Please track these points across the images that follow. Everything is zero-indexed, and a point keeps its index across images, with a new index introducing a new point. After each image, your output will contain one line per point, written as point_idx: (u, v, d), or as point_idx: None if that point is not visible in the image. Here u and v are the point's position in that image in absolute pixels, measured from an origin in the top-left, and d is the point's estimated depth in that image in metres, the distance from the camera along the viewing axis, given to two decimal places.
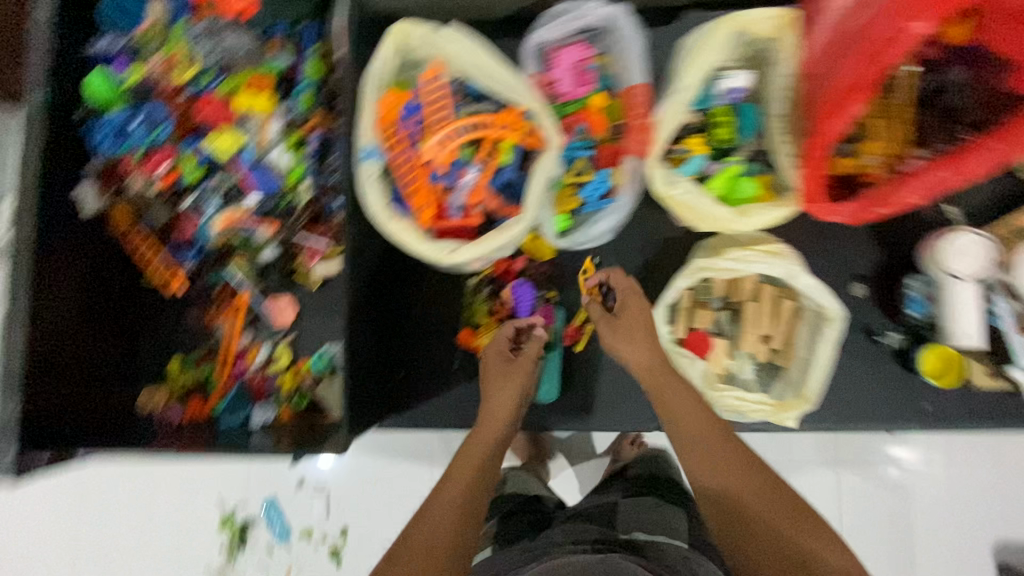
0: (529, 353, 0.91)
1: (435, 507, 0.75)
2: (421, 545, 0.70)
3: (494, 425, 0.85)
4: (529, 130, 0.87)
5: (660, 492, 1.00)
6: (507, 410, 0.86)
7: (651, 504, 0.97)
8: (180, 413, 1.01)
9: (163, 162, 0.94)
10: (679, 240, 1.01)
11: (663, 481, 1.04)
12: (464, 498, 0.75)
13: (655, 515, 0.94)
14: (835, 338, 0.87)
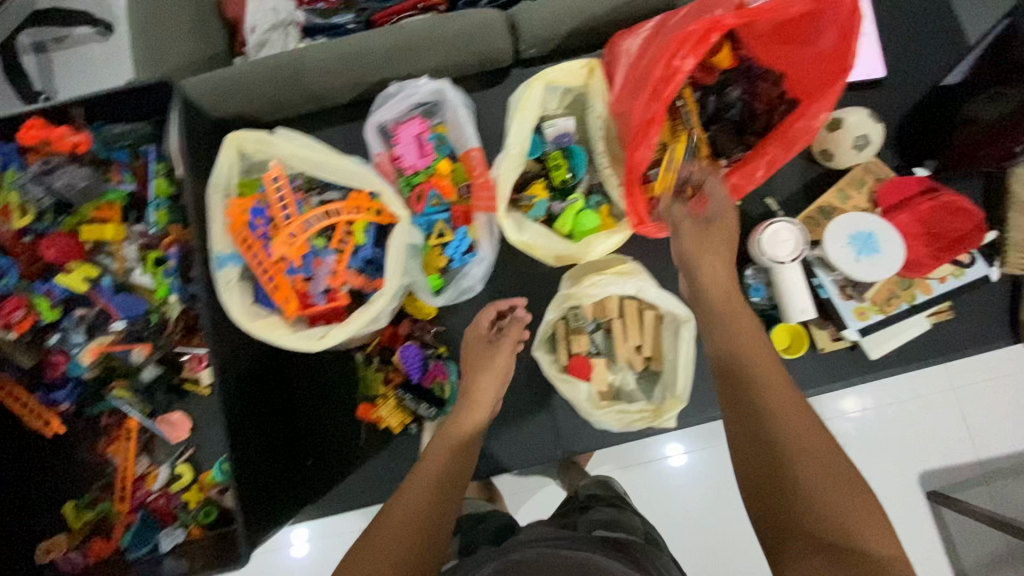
0: (511, 335, 0.92)
1: (403, 508, 0.68)
2: (406, 507, 0.69)
3: (474, 410, 0.86)
4: (378, 208, 0.93)
5: (611, 503, 1.00)
6: (488, 397, 0.87)
7: (605, 512, 0.96)
8: (82, 556, 0.96)
9: (14, 309, 0.91)
10: (547, 275, 1.09)
11: (610, 496, 1.03)
12: (445, 467, 0.76)
13: (609, 516, 0.94)
14: (690, 338, 0.96)
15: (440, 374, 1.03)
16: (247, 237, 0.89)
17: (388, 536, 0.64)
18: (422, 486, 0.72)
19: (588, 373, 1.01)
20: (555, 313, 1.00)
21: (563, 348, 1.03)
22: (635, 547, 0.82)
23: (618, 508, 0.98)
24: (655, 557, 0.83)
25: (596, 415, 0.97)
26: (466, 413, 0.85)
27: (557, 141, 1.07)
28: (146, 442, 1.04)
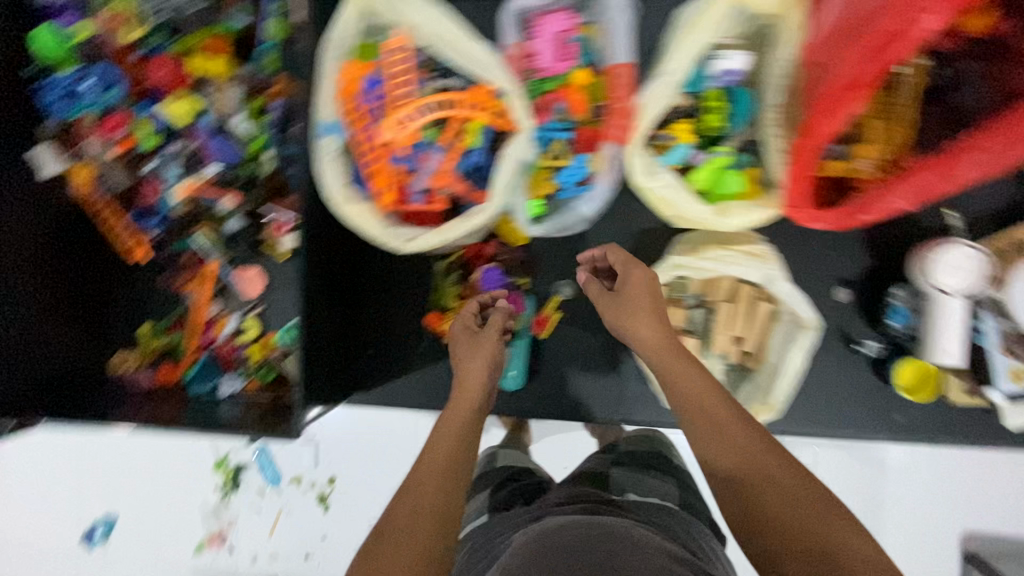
0: (496, 324, 0.82)
1: (417, 490, 0.60)
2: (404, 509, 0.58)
3: (467, 396, 0.73)
4: (499, 111, 0.81)
5: (648, 462, 0.92)
6: (478, 384, 0.75)
7: (638, 474, 0.88)
8: (151, 377, 1.02)
9: (119, 125, 0.91)
10: (660, 232, 0.96)
11: (643, 452, 0.94)
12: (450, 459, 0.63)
13: (646, 480, 0.87)
14: (808, 349, 0.85)
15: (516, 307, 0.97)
16: (354, 110, 0.80)
17: (407, 522, 0.56)
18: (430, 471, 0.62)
19: None
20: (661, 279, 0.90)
21: None
22: (671, 525, 0.75)
23: (654, 470, 0.90)
24: (689, 532, 0.77)
25: None
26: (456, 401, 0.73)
27: (722, 78, 0.89)
28: (221, 289, 1.03)
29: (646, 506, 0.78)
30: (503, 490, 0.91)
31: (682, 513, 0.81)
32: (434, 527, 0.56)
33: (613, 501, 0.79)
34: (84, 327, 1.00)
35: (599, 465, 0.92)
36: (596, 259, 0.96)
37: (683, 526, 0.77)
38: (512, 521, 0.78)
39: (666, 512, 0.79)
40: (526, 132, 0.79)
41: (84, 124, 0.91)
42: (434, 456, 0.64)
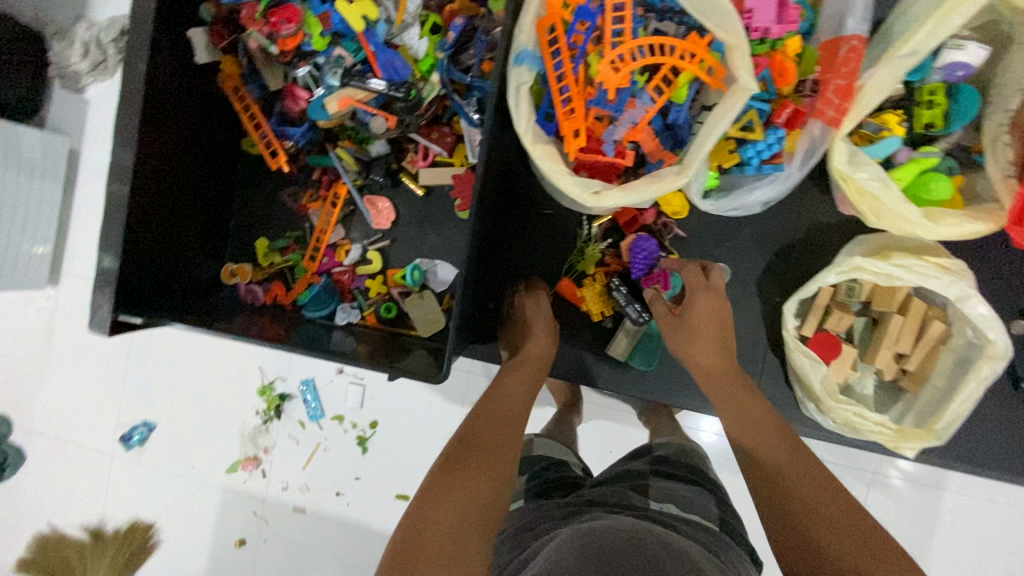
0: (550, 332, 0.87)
1: (480, 443, 0.66)
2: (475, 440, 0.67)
3: (528, 364, 0.81)
4: (714, 65, 0.73)
5: (688, 478, 0.85)
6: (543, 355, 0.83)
7: (675, 483, 0.83)
8: (263, 293, 0.97)
9: (289, 21, 0.83)
10: (831, 230, 0.89)
11: (685, 466, 0.89)
12: (516, 409, 0.74)
13: (686, 492, 0.80)
14: (988, 378, 0.77)
15: (660, 283, 0.89)
16: (560, 40, 0.72)
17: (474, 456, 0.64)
18: (488, 444, 0.66)
19: (830, 357, 0.85)
20: (835, 278, 0.81)
21: (814, 318, 0.86)
22: (714, 550, 0.68)
23: (694, 485, 0.84)
24: (731, 555, 0.70)
25: (824, 404, 0.83)
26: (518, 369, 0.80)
27: (947, 71, 0.80)
28: (346, 215, 0.99)
29: (687, 523, 0.71)
30: (535, 481, 0.86)
31: (723, 536, 0.73)
32: (500, 469, 0.63)
33: (649, 509, 0.73)
34: (199, 229, 0.94)
35: (639, 470, 0.87)
36: (758, 247, 0.90)
37: (726, 552, 0.69)
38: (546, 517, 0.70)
39: (709, 533, 0.72)
40: (743, 94, 0.70)
41: (251, 11, 0.84)
42: (493, 434, 0.68)
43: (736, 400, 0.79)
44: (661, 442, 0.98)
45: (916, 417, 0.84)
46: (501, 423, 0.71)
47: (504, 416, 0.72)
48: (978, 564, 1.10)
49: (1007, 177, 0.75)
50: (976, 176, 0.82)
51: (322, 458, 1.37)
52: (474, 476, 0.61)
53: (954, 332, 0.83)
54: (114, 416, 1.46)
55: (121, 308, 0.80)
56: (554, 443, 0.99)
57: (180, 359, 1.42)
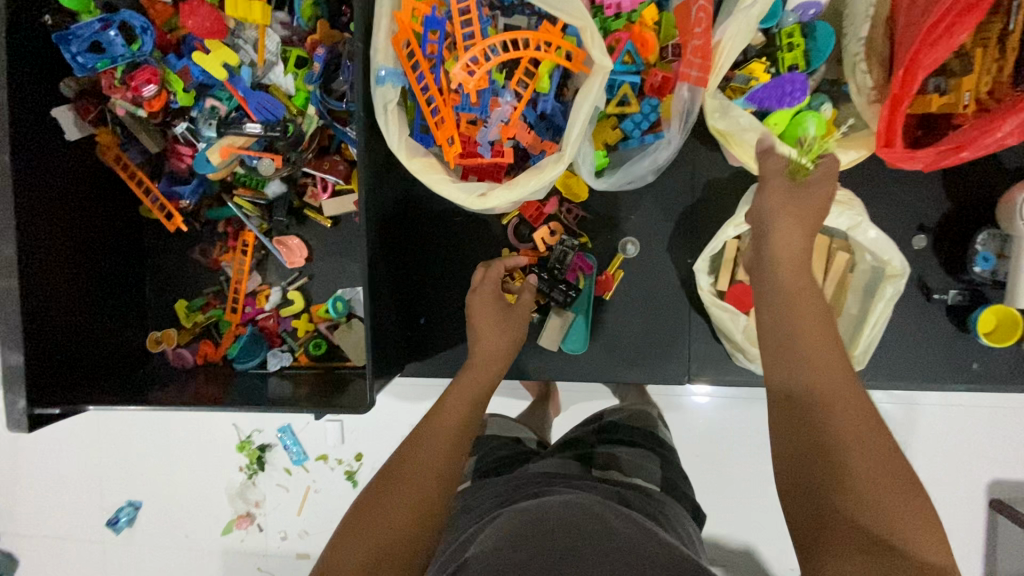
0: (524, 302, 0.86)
1: (414, 467, 0.67)
2: (416, 467, 0.67)
3: (487, 369, 0.80)
4: (571, 49, 0.74)
5: (637, 441, 0.94)
6: (497, 349, 0.82)
7: (624, 451, 0.90)
8: (192, 355, 0.96)
9: (147, 83, 0.82)
10: (729, 183, 0.91)
11: (638, 432, 0.97)
12: (461, 426, 0.72)
13: (632, 459, 0.88)
14: (893, 297, 0.80)
15: (581, 268, 0.91)
16: (416, 53, 0.73)
17: (405, 488, 0.65)
18: (415, 472, 0.66)
19: (749, 306, 0.87)
20: (736, 230, 0.83)
21: (726, 272, 0.88)
22: (653, 511, 0.75)
23: (641, 449, 0.92)
24: (671, 516, 0.77)
25: (750, 352, 0.85)
26: (474, 373, 0.79)
27: (801, 11, 0.83)
28: (260, 260, 0.99)
29: (629, 488, 0.79)
30: (488, 459, 0.93)
31: (661, 495, 0.81)
32: (429, 496, 0.65)
33: (594, 478, 0.80)
34: (112, 304, 0.93)
35: (588, 437, 0.96)
36: (665, 214, 0.92)
37: (660, 510, 0.76)
38: (485, 501, 0.78)
39: (648, 496, 0.79)
40: (601, 72, 0.71)
41: (109, 79, 0.82)
42: (429, 452, 0.68)
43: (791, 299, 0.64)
44: (613, 409, 1.06)
45: (838, 348, 0.86)
46: (436, 444, 0.69)
47: (439, 434, 0.71)
48: (945, 460, 1.17)
49: (871, 103, 0.79)
50: (849, 107, 0.84)
51: (314, 500, 1.36)
52: (389, 510, 0.63)
53: (858, 259, 0.86)
54: (98, 502, 1.43)
55: (37, 402, 0.78)
56: (510, 421, 1.06)
57: (147, 430, 1.40)
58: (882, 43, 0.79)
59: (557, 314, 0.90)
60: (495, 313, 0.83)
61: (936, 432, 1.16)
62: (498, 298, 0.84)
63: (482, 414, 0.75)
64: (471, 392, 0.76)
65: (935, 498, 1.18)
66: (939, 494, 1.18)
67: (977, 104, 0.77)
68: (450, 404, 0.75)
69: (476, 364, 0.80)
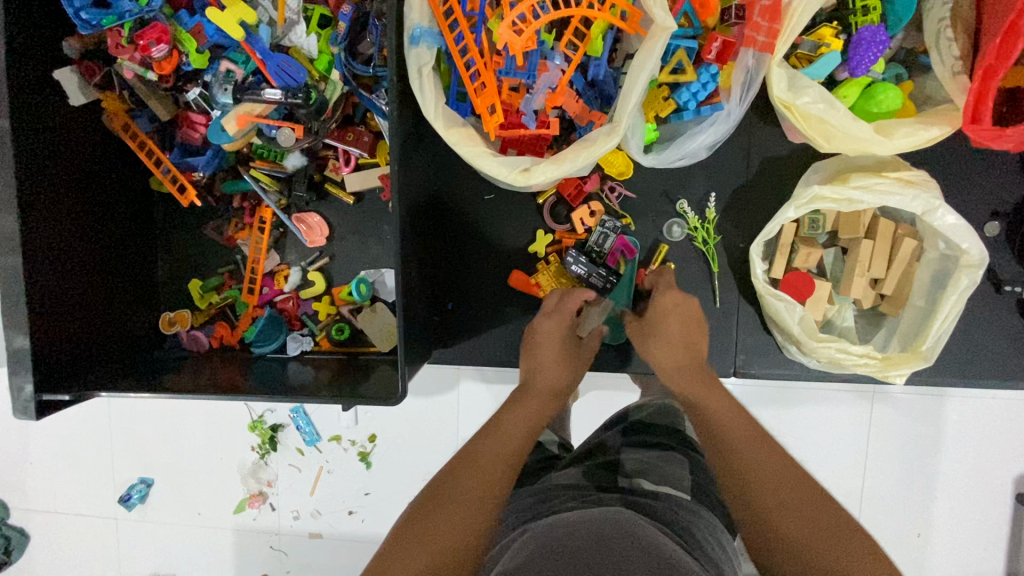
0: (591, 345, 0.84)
1: (463, 484, 0.65)
2: (462, 485, 0.65)
3: (544, 399, 0.78)
4: (628, 9, 0.67)
5: (663, 442, 0.89)
6: (560, 385, 0.80)
7: (652, 455, 0.86)
8: (207, 337, 0.91)
9: (158, 43, 0.75)
10: (786, 162, 0.84)
11: (664, 430, 0.92)
12: (516, 448, 0.71)
13: (662, 463, 0.84)
14: (967, 289, 0.74)
15: (622, 252, 0.86)
16: (456, 10, 0.66)
17: (456, 500, 0.63)
18: (459, 497, 0.64)
19: (805, 296, 0.81)
20: (798, 213, 0.76)
21: (781, 258, 0.82)
22: (687, 524, 0.70)
23: (670, 451, 0.87)
24: (709, 532, 0.72)
25: (807, 345, 0.79)
26: (534, 399, 0.77)
27: None
28: (277, 238, 0.92)
29: (660, 497, 0.74)
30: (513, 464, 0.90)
31: (693, 505, 0.76)
32: (481, 512, 0.63)
33: (623, 488, 0.76)
34: (124, 285, 0.87)
35: (615, 439, 0.92)
36: (714, 194, 0.85)
37: (696, 524, 0.71)
38: (511, 515, 0.73)
39: (681, 505, 0.74)
40: (663, 34, 0.64)
41: (115, 39, 0.75)
42: (480, 469, 0.67)
43: None
44: (637, 407, 1.01)
45: (900, 342, 0.80)
46: (489, 461, 0.69)
47: (494, 452, 0.70)
48: (985, 455, 1.12)
49: (957, 74, 0.71)
50: (927, 79, 0.76)
51: (327, 480, 1.33)
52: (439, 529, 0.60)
53: (926, 247, 0.79)
54: (109, 479, 1.40)
55: (44, 388, 0.73)
56: None
57: (157, 408, 1.36)
58: (969, 9, 0.72)
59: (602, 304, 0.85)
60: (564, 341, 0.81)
61: (978, 427, 1.11)
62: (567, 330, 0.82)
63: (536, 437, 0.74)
64: (526, 414, 0.76)
65: (972, 494, 1.13)
66: (977, 490, 1.13)
67: None
68: (501, 433, 0.72)
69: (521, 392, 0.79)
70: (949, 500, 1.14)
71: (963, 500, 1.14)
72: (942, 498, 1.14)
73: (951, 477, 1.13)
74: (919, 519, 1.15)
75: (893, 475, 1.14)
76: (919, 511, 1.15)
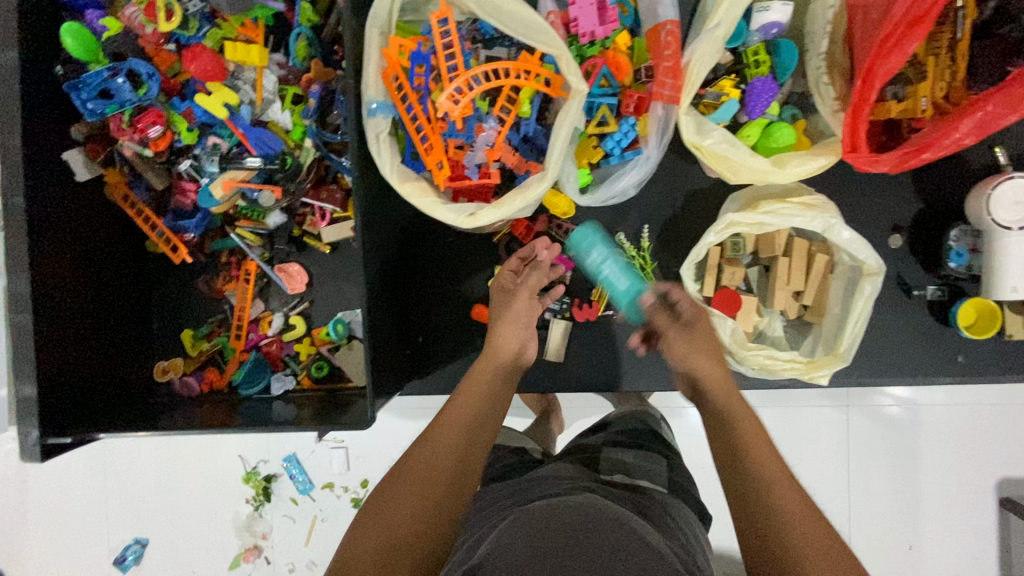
0: (530, 283, 0.87)
1: (427, 460, 0.71)
2: (423, 462, 0.71)
3: (490, 367, 0.82)
4: (550, 76, 0.79)
5: (636, 443, 0.96)
6: (509, 348, 0.83)
7: (625, 454, 0.92)
8: (197, 383, 0.99)
9: (153, 125, 0.88)
10: (709, 193, 0.95)
11: (638, 433, 0.99)
12: (472, 419, 0.76)
13: (635, 462, 0.90)
14: (872, 295, 0.83)
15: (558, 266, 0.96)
16: (405, 85, 0.78)
17: (422, 474, 0.69)
18: (419, 470, 0.70)
19: (734, 310, 0.90)
20: (718, 237, 0.86)
21: (712, 278, 0.91)
22: (662, 514, 0.77)
23: (642, 451, 0.94)
24: (684, 524, 0.79)
25: (738, 355, 0.87)
26: (483, 363, 0.82)
27: (763, 31, 0.87)
28: (262, 287, 1.02)
29: (639, 492, 0.81)
30: (495, 466, 0.97)
31: (661, 495, 0.83)
32: (444, 487, 0.69)
33: (604, 481, 0.83)
34: (123, 336, 0.96)
35: (594, 442, 0.98)
36: (647, 226, 0.95)
37: (668, 513, 0.78)
38: (496, 501, 0.81)
39: (654, 498, 0.81)
40: (578, 96, 0.76)
41: (117, 123, 0.87)
42: (443, 446, 0.72)
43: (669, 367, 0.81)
44: (617, 415, 1.08)
45: (824, 346, 0.89)
46: (450, 433, 0.74)
47: (452, 425, 0.75)
48: (945, 456, 1.18)
49: (835, 112, 0.83)
50: (816, 116, 0.89)
51: (320, 529, 1.36)
52: (402, 502, 0.67)
53: (836, 260, 0.89)
54: (105, 541, 1.43)
55: (50, 432, 0.80)
56: (515, 431, 1.09)
57: (152, 466, 1.41)
58: (842, 56, 0.85)
59: (561, 320, 0.95)
60: (495, 302, 0.88)
61: (934, 431, 1.18)
62: (500, 291, 0.88)
63: (493, 407, 0.78)
64: (478, 385, 0.80)
65: (938, 495, 1.19)
66: (943, 492, 1.19)
67: (935, 108, 0.81)
68: (458, 405, 0.77)
69: (474, 371, 0.82)
70: (918, 503, 1.19)
71: (929, 502, 1.19)
72: (909, 501, 1.19)
73: (917, 479, 1.19)
74: (891, 524, 1.20)
75: (860, 482, 1.20)
76: (889, 515, 1.20)
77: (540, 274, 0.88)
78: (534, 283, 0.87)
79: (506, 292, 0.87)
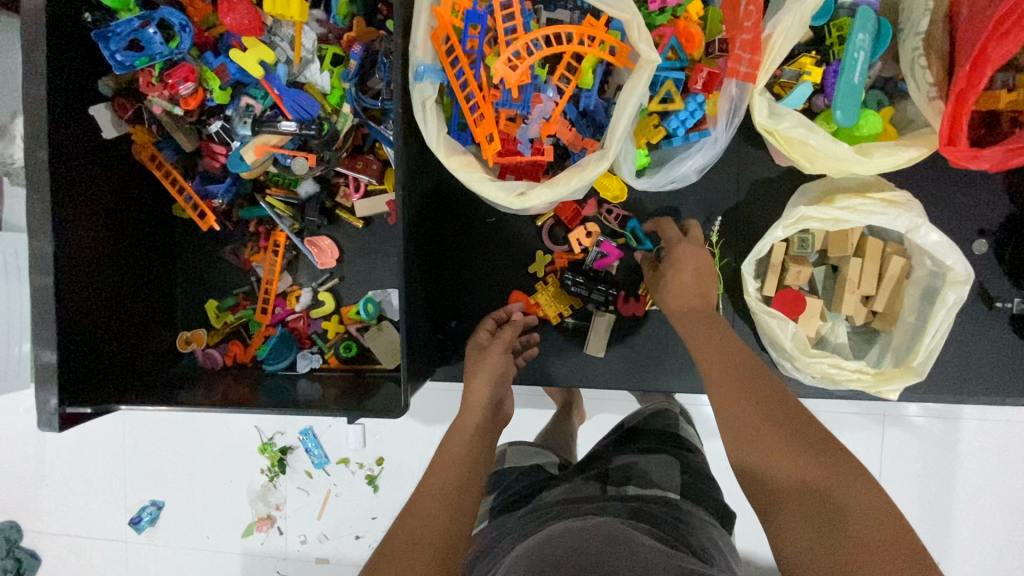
0: (505, 339, 0.84)
1: (416, 524, 0.65)
2: (413, 528, 0.65)
3: (472, 413, 0.80)
4: (616, 44, 0.72)
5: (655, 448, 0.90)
6: (483, 398, 0.81)
7: (648, 462, 0.87)
8: (220, 355, 0.95)
9: (185, 82, 0.82)
10: (775, 183, 0.87)
11: (654, 435, 0.93)
12: (460, 465, 0.72)
13: (667, 471, 0.85)
14: (955, 304, 0.75)
15: (605, 254, 0.87)
16: (456, 48, 0.71)
17: (408, 545, 0.63)
18: (409, 540, 0.63)
19: (797, 313, 0.83)
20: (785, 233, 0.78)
21: (774, 277, 0.84)
22: (682, 525, 0.72)
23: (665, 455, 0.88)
24: (699, 528, 0.73)
25: (799, 360, 0.80)
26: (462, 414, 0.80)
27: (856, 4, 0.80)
28: (291, 260, 0.97)
29: (653, 502, 0.76)
30: (506, 490, 0.92)
31: (686, 504, 0.78)
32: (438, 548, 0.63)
33: (613, 497, 0.78)
34: (146, 303, 0.92)
35: (605, 452, 0.93)
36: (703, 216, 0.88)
37: (686, 522, 0.73)
38: (501, 537, 0.76)
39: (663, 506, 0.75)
40: (648, 66, 0.68)
41: (146, 77, 0.81)
42: (431, 507, 0.67)
43: (707, 342, 0.75)
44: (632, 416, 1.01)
45: (894, 357, 0.82)
46: (435, 493, 0.69)
47: (440, 484, 0.70)
48: (999, 477, 1.11)
49: (931, 98, 0.73)
50: (906, 103, 0.80)
51: (335, 503, 1.34)
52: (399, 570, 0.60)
53: (914, 264, 0.82)
54: (120, 502, 1.43)
55: (68, 401, 0.77)
56: (532, 448, 1.02)
57: (170, 431, 1.39)
58: (943, 38, 0.76)
59: (606, 312, 0.89)
60: (470, 357, 0.86)
61: (989, 450, 1.10)
62: (477, 349, 0.85)
63: (478, 452, 0.76)
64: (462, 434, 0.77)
65: (986, 516, 1.11)
66: (994, 514, 1.11)
67: None
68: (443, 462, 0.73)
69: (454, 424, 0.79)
70: (964, 523, 1.12)
71: (977, 523, 1.12)
72: (954, 520, 1.12)
73: (965, 498, 1.12)
74: (930, 541, 1.13)
75: (903, 497, 1.13)
76: (930, 533, 1.13)
77: (517, 330, 0.85)
78: (511, 339, 0.84)
79: (479, 348, 0.85)
